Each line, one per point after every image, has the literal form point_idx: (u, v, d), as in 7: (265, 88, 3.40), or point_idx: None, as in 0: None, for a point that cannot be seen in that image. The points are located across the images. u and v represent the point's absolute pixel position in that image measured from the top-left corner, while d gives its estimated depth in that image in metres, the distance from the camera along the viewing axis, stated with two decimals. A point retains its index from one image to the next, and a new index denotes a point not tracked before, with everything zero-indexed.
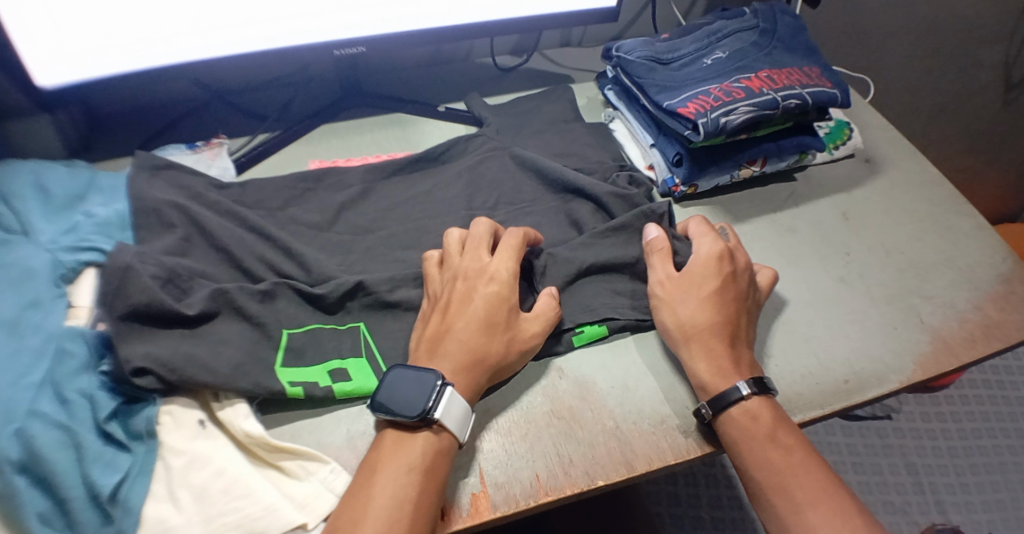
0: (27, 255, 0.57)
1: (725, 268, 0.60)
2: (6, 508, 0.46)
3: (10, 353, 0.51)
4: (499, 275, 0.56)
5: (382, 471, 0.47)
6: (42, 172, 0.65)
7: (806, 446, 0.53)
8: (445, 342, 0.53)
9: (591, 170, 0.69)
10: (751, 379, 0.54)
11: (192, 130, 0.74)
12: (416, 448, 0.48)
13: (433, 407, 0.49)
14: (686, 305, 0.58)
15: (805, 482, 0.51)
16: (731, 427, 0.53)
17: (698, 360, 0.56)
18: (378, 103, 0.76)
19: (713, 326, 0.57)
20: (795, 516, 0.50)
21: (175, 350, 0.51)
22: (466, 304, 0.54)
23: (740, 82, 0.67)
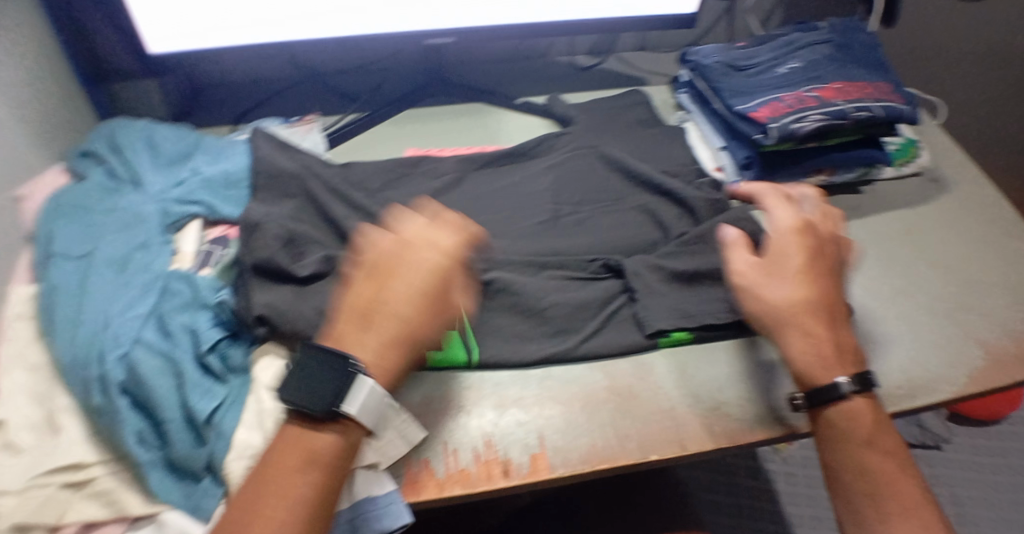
0: (139, 204, 0.64)
1: (812, 241, 0.59)
2: (110, 425, 0.52)
3: (123, 289, 0.58)
4: (423, 259, 0.55)
5: (280, 470, 0.48)
6: (152, 129, 0.70)
7: (898, 448, 0.54)
8: (374, 317, 0.53)
9: (679, 174, 0.70)
10: (855, 374, 0.54)
11: (287, 105, 0.80)
12: (322, 443, 0.50)
13: (341, 401, 0.50)
14: (780, 287, 0.57)
15: (898, 489, 0.52)
16: (830, 425, 0.54)
17: (803, 348, 0.55)
18: (459, 92, 0.80)
19: (812, 304, 0.56)
20: (879, 520, 0.51)
21: (287, 303, 0.58)
22: (407, 279, 0.54)
23: (813, 92, 0.69)
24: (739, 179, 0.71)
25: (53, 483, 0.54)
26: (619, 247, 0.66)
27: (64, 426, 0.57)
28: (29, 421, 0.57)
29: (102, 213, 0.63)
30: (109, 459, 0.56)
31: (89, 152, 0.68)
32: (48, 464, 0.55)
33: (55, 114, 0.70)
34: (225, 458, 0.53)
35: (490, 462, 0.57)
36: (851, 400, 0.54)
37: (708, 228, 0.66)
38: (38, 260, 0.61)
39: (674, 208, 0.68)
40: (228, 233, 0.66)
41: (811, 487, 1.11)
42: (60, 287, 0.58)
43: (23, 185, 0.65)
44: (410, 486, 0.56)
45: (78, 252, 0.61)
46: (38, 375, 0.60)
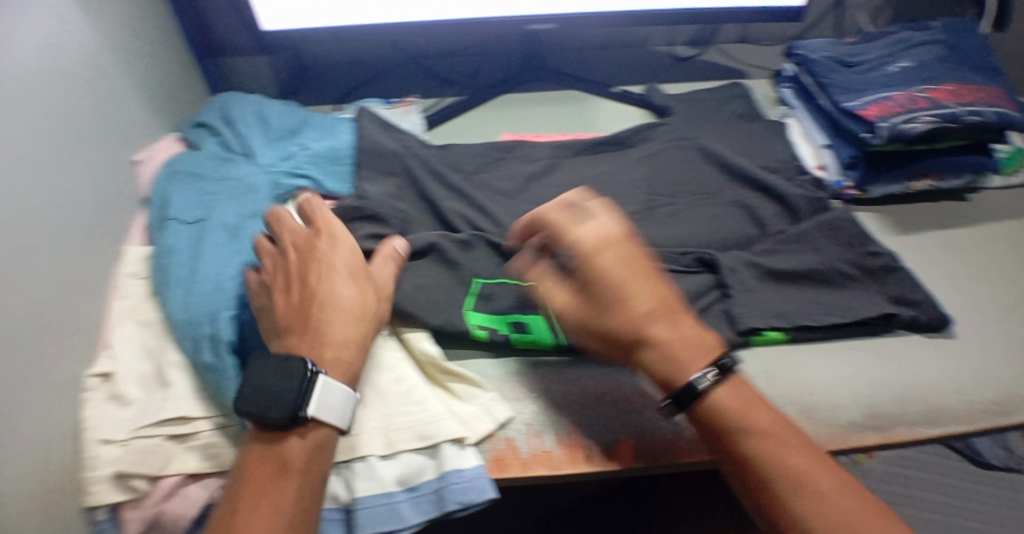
0: (250, 175, 0.67)
1: (614, 259, 0.53)
2: (219, 381, 0.56)
3: (234, 255, 0.62)
4: (337, 257, 0.58)
5: (255, 486, 0.49)
6: (264, 105, 0.74)
7: (794, 427, 0.51)
8: (315, 315, 0.54)
9: (778, 170, 0.69)
10: (715, 364, 0.51)
11: (387, 86, 0.82)
12: (289, 450, 0.50)
13: (304, 404, 0.50)
14: (638, 297, 0.52)
15: (790, 471, 0.48)
16: (708, 414, 0.51)
17: (671, 349, 0.52)
18: (556, 79, 0.81)
19: (652, 318, 0.52)
20: (779, 508, 0.48)
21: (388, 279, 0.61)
22: (318, 267, 0.56)
23: (924, 92, 0.67)
24: (841, 179, 0.70)
25: (159, 434, 0.57)
26: (714, 241, 0.65)
27: (172, 381, 0.60)
28: (139, 374, 0.61)
29: (215, 181, 0.66)
30: (212, 415, 0.59)
31: (203, 123, 0.72)
32: (156, 416, 0.58)
33: (165, 86, 0.74)
34: None
35: (573, 446, 0.59)
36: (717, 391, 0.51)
37: (809, 228, 0.65)
38: (155, 222, 0.65)
39: (771, 204, 0.67)
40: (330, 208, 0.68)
41: (892, 501, 1.03)
42: (176, 250, 0.62)
43: (139, 152, 0.70)
44: (495, 463, 0.58)
45: (191, 217, 0.64)
46: (150, 332, 0.63)
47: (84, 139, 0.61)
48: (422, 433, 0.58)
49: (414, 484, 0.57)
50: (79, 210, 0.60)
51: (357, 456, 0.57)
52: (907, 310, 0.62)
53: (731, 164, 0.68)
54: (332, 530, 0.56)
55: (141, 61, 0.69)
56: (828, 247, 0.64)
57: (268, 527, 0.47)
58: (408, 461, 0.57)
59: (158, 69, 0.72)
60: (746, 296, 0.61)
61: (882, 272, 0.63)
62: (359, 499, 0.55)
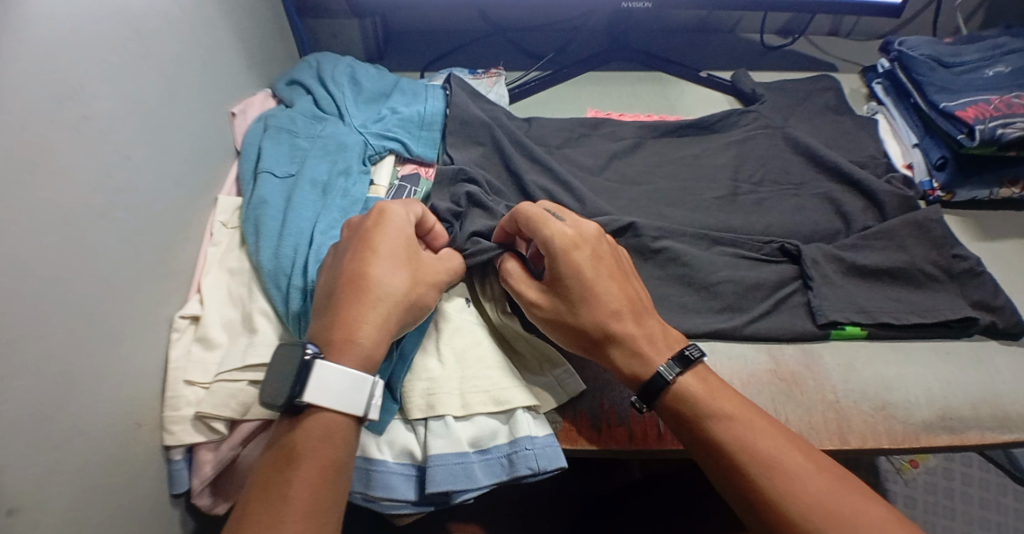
0: (342, 134, 0.68)
1: (585, 254, 0.54)
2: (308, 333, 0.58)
3: (325, 209, 0.64)
4: (391, 243, 0.54)
5: (265, 480, 0.46)
6: (355, 68, 0.75)
7: (759, 410, 0.51)
8: (368, 302, 0.51)
9: (866, 166, 0.68)
10: (671, 358, 0.52)
11: (474, 57, 0.83)
12: (300, 439, 0.48)
13: (300, 391, 0.48)
14: (605, 290, 0.54)
15: (759, 452, 0.48)
16: (677, 403, 0.52)
17: (640, 347, 0.53)
18: (643, 60, 0.81)
19: (619, 316, 0.54)
20: (756, 492, 0.47)
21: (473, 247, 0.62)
22: (382, 259, 0.53)
23: (1022, 98, 0.65)
24: (930, 179, 0.69)
25: (242, 379, 0.58)
26: (798, 233, 0.65)
27: (260, 328, 0.60)
28: (225, 320, 0.62)
29: (307, 138, 0.68)
30: None
31: (297, 81, 0.73)
32: (242, 361, 0.58)
33: (261, 42, 0.75)
34: (405, 379, 0.58)
35: (645, 423, 0.60)
36: (683, 379, 0.52)
37: (893, 225, 0.64)
38: (250, 174, 0.67)
39: (858, 199, 0.67)
40: (418, 171, 0.69)
41: (930, 513, 1.03)
42: (268, 201, 0.63)
43: (235, 105, 0.71)
44: (566, 434, 0.59)
45: (283, 171, 0.66)
46: (238, 280, 0.64)
47: (188, 89, 0.63)
48: (497, 398, 0.58)
49: (486, 446, 0.58)
50: (181, 157, 0.62)
51: (437, 414, 0.57)
52: (987, 315, 0.62)
53: (821, 155, 0.68)
54: (401, 484, 0.56)
55: (241, 16, 0.71)
56: (913, 246, 0.63)
57: (284, 518, 0.44)
58: (482, 423, 0.58)
59: (256, 26, 0.74)
60: (830, 287, 0.61)
61: (965, 276, 0.62)
62: (433, 455, 0.55)
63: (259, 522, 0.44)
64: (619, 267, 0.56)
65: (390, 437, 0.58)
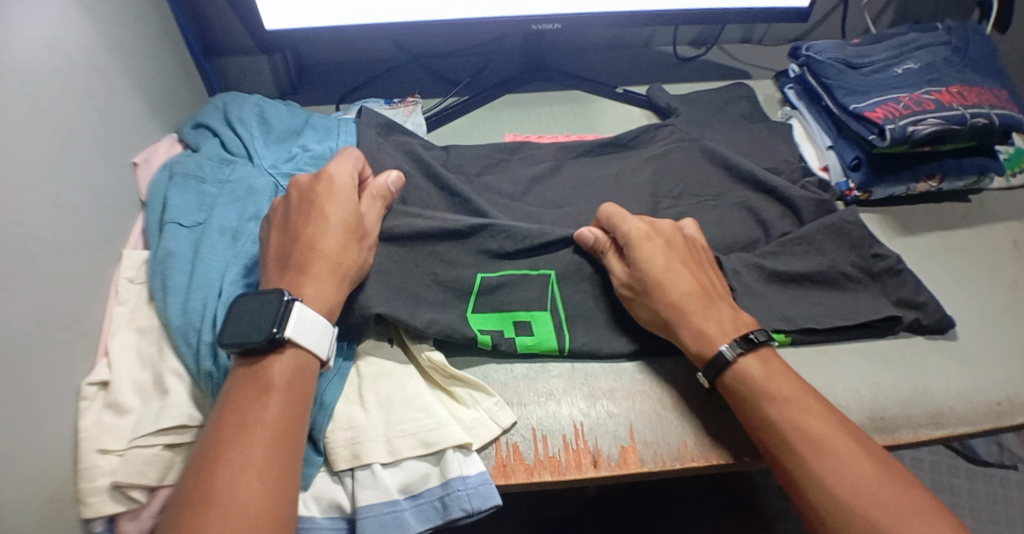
0: (252, 177, 0.66)
1: (659, 245, 0.58)
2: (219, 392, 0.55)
3: (234, 258, 0.61)
4: (330, 188, 0.58)
5: (234, 397, 0.49)
6: (264, 106, 0.73)
7: (818, 396, 0.51)
8: (304, 257, 0.55)
9: (782, 172, 0.69)
10: (738, 337, 0.53)
11: (389, 86, 0.82)
12: (273, 366, 0.50)
13: (282, 327, 0.50)
14: (678, 278, 0.57)
15: (810, 433, 0.48)
16: (736, 383, 0.52)
17: (704, 330, 0.54)
18: (560, 80, 0.81)
19: (687, 299, 0.56)
20: (800, 471, 0.47)
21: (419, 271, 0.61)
22: (322, 216, 0.56)
23: (931, 94, 0.66)
24: (846, 180, 0.69)
25: (156, 444, 0.55)
26: (718, 243, 0.65)
27: (171, 389, 0.58)
28: (136, 383, 0.58)
29: (215, 184, 0.65)
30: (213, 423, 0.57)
31: (203, 124, 0.70)
32: (156, 424, 0.55)
33: (164, 86, 0.72)
34: (327, 428, 0.55)
35: (579, 451, 0.57)
36: (748, 358, 0.52)
37: (810, 229, 0.64)
38: (155, 226, 0.64)
39: (776, 205, 0.67)
40: None
41: None
42: (175, 252, 0.60)
43: (138, 153, 0.68)
44: (500, 470, 0.56)
45: (191, 221, 0.63)
46: (147, 338, 0.61)
47: (86, 139, 0.60)
48: (426, 441, 0.55)
49: (417, 491, 0.55)
50: (81, 213, 0.59)
51: (363, 464, 0.54)
52: (910, 312, 0.62)
53: (739, 165, 0.68)
54: None
55: (140, 61, 0.68)
56: (831, 250, 0.64)
57: (250, 436, 0.46)
58: (412, 468, 0.55)
59: (157, 70, 0.71)
60: (753, 295, 0.61)
61: (885, 275, 0.63)
62: (361, 508, 0.52)
63: (222, 436, 0.46)
64: (699, 255, 0.60)
65: (317, 492, 0.55)
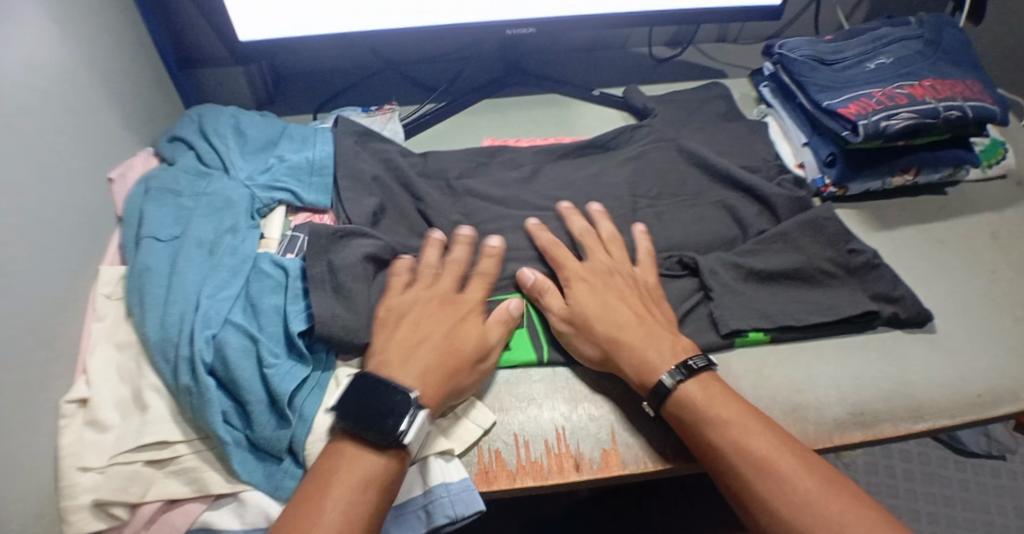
0: (228, 189, 0.65)
1: (593, 287, 0.59)
2: (198, 406, 0.54)
3: (211, 270, 0.60)
4: (447, 307, 0.58)
5: (337, 480, 0.48)
6: (240, 117, 0.72)
7: (760, 414, 0.51)
8: (417, 354, 0.54)
9: (758, 170, 0.69)
10: (679, 365, 0.53)
11: (366, 94, 0.82)
12: (377, 461, 0.50)
13: (405, 431, 0.49)
14: (615, 312, 0.57)
15: (753, 453, 0.48)
16: (678, 409, 0.52)
17: (642, 359, 0.54)
18: (536, 83, 0.81)
19: (626, 330, 0.56)
20: (745, 489, 0.48)
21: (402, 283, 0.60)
22: (438, 326, 0.57)
23: (903, 89, 0.67)
24: (822, 177, 0.70)
25: (137, 460, 0.55)
26: (696, 244, 0.65)
27: (150, 405, 0.57)
28: (117, 399, 0.58)
29: (191, 197, 0.65)
30: (195, 438, 0.57)
31: (178, 137, 0.70)
32: (137, 440, 0.55)
33: (138, 100, 0.72)
34: (308, 440, 0.55)
35: (562, 455, 0.57)
36: (689, 384, 0.52)
37: (788, 226, 0.65)
38: (130, 241, 0.63)
39: (753, 204, 0.67)
40: (311, 219, 0.67)
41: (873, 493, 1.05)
42: (151, 266, 0.60)
43: (113, 169, 0.68)
44: (482, 476, 0.55)
45: (168, 234, 0.62)
46: (126, 354, 0.60)
47: (60, 156, 0.60)
48: None
49: (400, 500, 0.54)
50: (57, 229, 0.59)
51: None
52: (889, 307, 0.62)
53: (717, 164, 0.68)
54: None
55: (114, 76, 0.68)
56: (809, 246, 0.64)
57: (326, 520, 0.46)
58: None
59: (132, 84, 0.71)
60: (732, 296, 0.61)
61: (864, 269, 0.63)
62: None
63: (306, 503, 0.47)
64: (641, 290, 0.60)
65: None
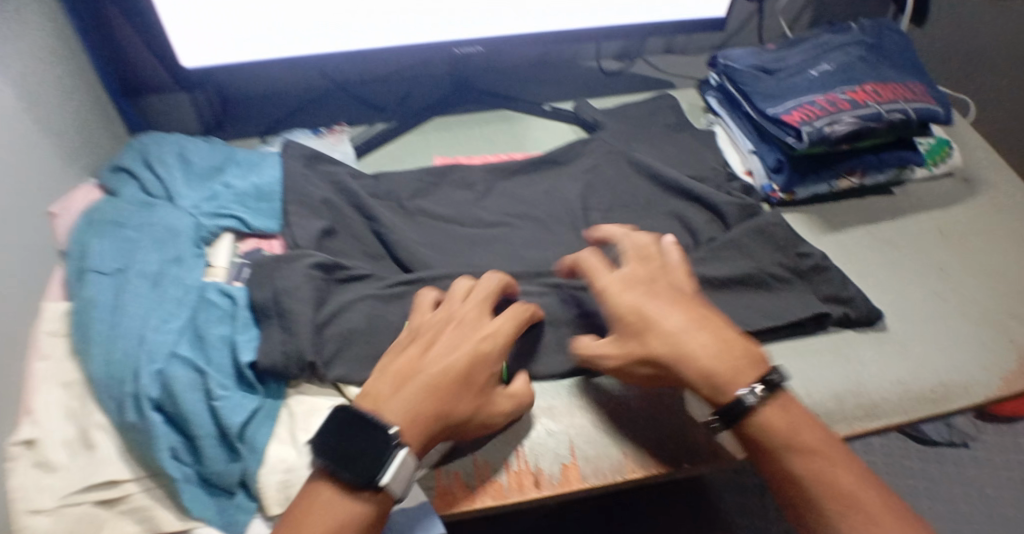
0: (173, 217, 0.64)
1: (634, 292, 0.54)
2: (145, 443, 0.53)
3: (156, 303, 0.59)
4: (461, 330, 0.53)
5: (305, 528, 0.44)
6: (184, 144, 0.71)
7: (843, 444, 0.49)
8: (411, 381, 0.50)
9: (709, 178, 0.70)
10: (758, 384, 0.49)
11: (315, 116, 0.82)
12: (349, 507, 0.46)
13: (381, 474, 0.45)
14: (668, 318, 0.52)
15: (838, 488, 0.46)
16: (756, 431, 0.49)
17: (703, 365, 0.50)
18: (486, 100, 0.81)
19: (682, 333, 0.51)
20: (822, 524, 0.46)
21: (354, 309, 0.60)
22: (448, 353, 0.51)
23: (846, 94, 0.68)
24: (769, 183, 0.71)
25: (85, 501, 0.53)
26: None
27: (96, 443, 0.55)
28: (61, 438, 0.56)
29: (135, 228, 0.63)
30: (144, 475, 0.55)
31: (123, 167, 0.68)
32: (85, 480, 0.54)
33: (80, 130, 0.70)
34: (259, 473, 0.53)
35: (521, 473, 0.56)
36: (769, 409, 0.49)
37: (737, 235, 0.65)
38: (73, 275, 0.61)
39: (703, 212, 0.68)
40: (259, 245, 0.67)
41: None
42: (95, 301, 0.58)
43: (56, 202, 0.67)
44: (442, 498, 0.54)
45: (111, 267, 0.60)
46: (71, 393, 0.58)
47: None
48: None
49: None
50: None
51: None
52: (839, 307, 0.63)
53: (666, 174, 0.69)
54: None
55: (53, 107, 0.66)
56: (758, 254, 0.64)
57: None
58: None
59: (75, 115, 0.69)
60: None
61: (812, 272, 0.64)
62: None
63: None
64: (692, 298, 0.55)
65: None
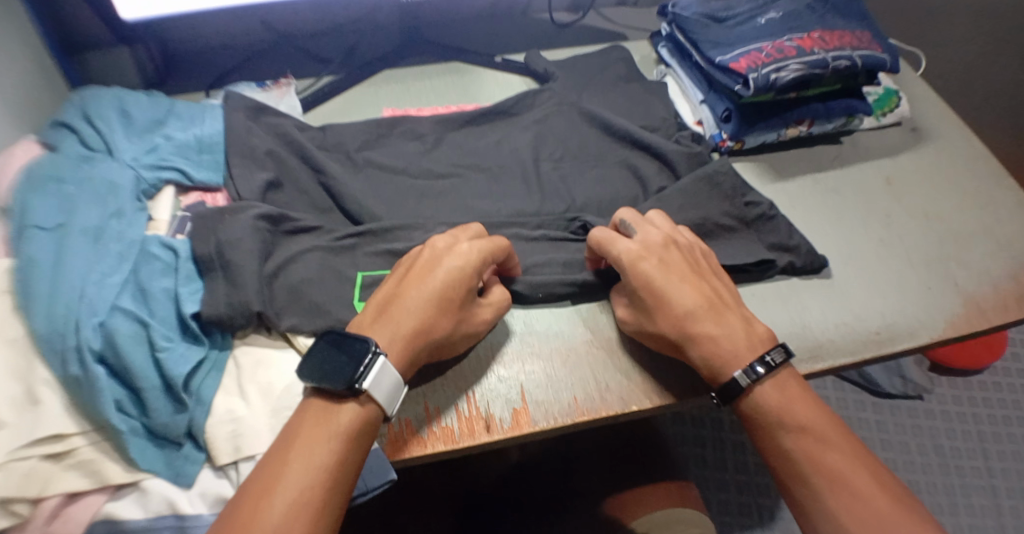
0: (113, 171, 0.62)
1: (654, 265, 0.55)
2: (88, 396, 0.51)
3: (96, 258, 0.57)
4: (436, 254, 0.54)
5: (302, 435, 0.46)
6: (124, 98, 0.69)
7: (837, 422, 0.51)
8: (393, 308, 0.51)
9: (658, 129, 0.71)
10: (751, 366, 0.51)
11: (262, 69, 0.82)
12: (343, 414, 0.47)
13: (361, 376, 0.47)
14: (680, 291, 0.54)
15: (825, 465, 0.49)
16: (751, 409, 0.52)
17: (718, 353, 0.52)
18: (437, 52, 0.81)
19: (695, 316, 0.53)
20: (811, 499, 0.48)
21: (302, 259, 0.60)
22: (423, 277, 0.52)
23: (793, 41, 0.68)
24: (719, 132, 0.71)
25: (31, 456, 0.50)
26: (598, 203, 0.66)
27: (41, 400, 0.51)
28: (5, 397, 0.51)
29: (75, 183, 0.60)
30: (90, 428, 0.52)
31: (62, 122, 0.65)
32: (29, 435, 0.50)
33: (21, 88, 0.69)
34: (205, 423, 0.53)
35: (472, 418, 0.54)
36: (764, 385, 0.52)
37: (686, 183, 0.66)
38: (7, 233, 0.57)
39: (652, 162, 0.69)
40: (203, 198, 0.66)
41: None
42: (34, 255, 0.54)
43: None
44: (393, 445, 0.52)
45: (51, 221, 0.57)
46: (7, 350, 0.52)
47: None
48: None
49: None
50: None
51: (244, 456, 0.53)
52: (785, 256, 0.64)
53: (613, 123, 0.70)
54: None
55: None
56: (706, 201, 0.65)
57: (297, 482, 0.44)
58: None
59: (18, 67, 0.67)
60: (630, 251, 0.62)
61: (760, 221, 0.65)
62: None
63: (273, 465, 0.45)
64: (699, 267, 0.57)
65: (203, 488, 0.53)
